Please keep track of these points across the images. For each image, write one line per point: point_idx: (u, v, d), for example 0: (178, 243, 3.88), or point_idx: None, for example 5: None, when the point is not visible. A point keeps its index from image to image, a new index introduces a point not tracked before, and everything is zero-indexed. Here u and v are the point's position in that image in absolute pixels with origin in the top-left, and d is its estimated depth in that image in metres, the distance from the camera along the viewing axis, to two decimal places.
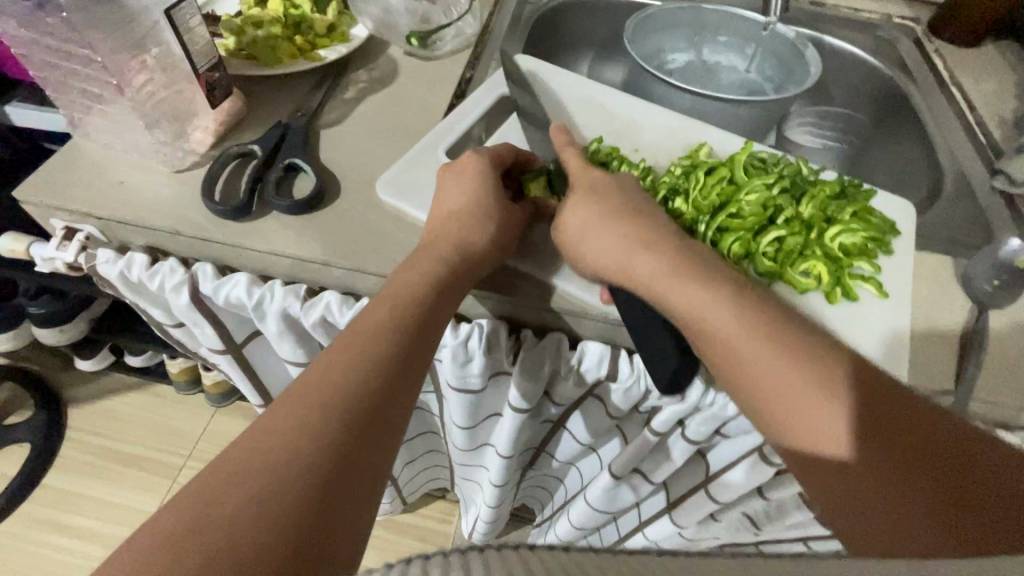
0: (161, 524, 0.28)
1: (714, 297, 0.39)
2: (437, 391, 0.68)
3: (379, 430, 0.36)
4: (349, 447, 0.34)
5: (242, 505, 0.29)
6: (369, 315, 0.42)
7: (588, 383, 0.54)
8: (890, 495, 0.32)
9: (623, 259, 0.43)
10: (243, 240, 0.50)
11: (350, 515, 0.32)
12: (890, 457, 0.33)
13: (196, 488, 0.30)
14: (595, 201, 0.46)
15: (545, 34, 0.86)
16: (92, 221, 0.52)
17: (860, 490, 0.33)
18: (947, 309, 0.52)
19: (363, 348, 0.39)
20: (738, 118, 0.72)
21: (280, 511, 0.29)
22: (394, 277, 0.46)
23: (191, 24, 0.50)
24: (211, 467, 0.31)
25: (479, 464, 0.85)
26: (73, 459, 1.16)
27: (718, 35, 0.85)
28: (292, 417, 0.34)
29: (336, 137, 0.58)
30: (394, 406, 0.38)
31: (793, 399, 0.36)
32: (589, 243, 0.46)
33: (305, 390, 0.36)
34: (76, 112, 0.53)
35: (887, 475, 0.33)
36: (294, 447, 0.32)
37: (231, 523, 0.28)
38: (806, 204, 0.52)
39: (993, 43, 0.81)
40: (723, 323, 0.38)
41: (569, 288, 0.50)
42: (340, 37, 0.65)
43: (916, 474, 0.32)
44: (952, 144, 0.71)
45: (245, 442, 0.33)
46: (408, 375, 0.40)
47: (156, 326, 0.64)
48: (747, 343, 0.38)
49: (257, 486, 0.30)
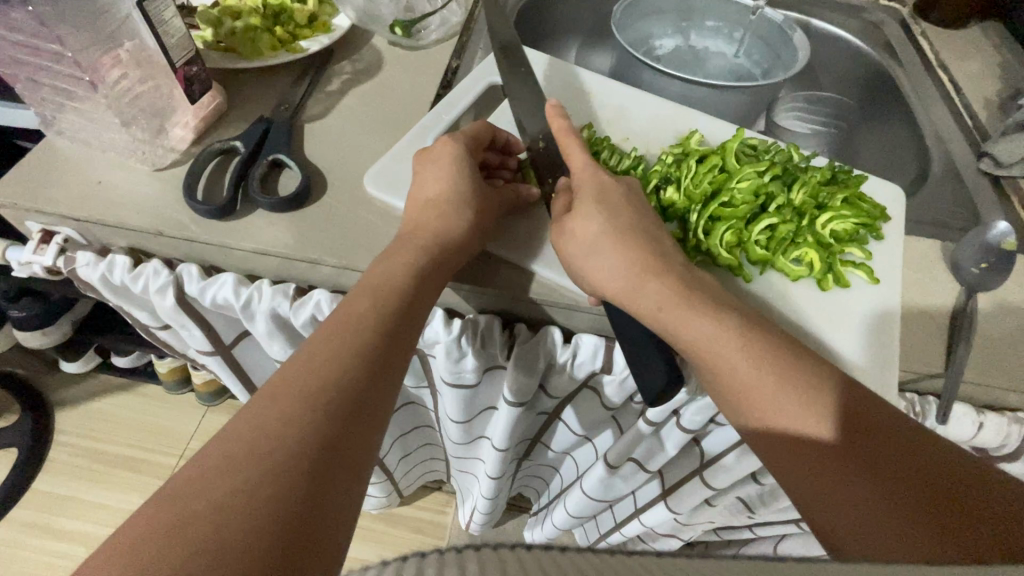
0: (143, 519, 0.27)
1: (704, 318, 0.40)
2: (431, 386, 0.68)
3: (365, 417, 0.36)
4: (333, 437, 0.33)
5: (225, 496, 0.28)
6: (350, 306, 0.41)
7: (583, 375, 0.53)
8: (852, 490, 0.34)
9: (613, 259, 0.43)
10: (227, 240, 0.49)
11: (338, 503, 0.31)
12: (850, 455, 0.35)
13: (179, 482, 0.29)
14: (581, 196, 0.46)
15: (531, 22, 0.85)
16: (70, 223, 0.50)
17: (821, 481, 0.35)
18: (936, 290, 0.52)
19: (343, 338, 0.39)
20: (728, 104, 0.72)
21: (268, 500, 0.29)
22: (371, 269, 0.45)
23: (166, 16, 0.48)
24: (194, 461, 0.31)
25: (475, 456, 0.85)
26: (63, 463, 1.14)
27: (704, 20, 0.85)
28: (273, 408, 0.33)
29: (321, 132, 0.57)
30: (377, 395, 0.37)
31: (771, 399, 0.37)
32: (577, 246, 0.45)
33: (287, 382, 0.35)
34: (49, 110, 0.51)
35: (851, 474, 0.35)
36: (278, 437, 0.32)
37: (212, 515, 0.27)
38: (798, 190, 0.51)
39: (978, 23, 0.81)
40: (710, 337, 0.40)
41: (549, 273, 0.50)
42: (322, 27, 0.64)
43: (880, 471, 0.34)
44: (940, 128, 0.71)
45: (228, 436, 0.32)
46: (391, 365, 0.39)
47: (142, 329, 0.62)
48: (720, 347, 0.39)
49: (240, 478, 0.29)
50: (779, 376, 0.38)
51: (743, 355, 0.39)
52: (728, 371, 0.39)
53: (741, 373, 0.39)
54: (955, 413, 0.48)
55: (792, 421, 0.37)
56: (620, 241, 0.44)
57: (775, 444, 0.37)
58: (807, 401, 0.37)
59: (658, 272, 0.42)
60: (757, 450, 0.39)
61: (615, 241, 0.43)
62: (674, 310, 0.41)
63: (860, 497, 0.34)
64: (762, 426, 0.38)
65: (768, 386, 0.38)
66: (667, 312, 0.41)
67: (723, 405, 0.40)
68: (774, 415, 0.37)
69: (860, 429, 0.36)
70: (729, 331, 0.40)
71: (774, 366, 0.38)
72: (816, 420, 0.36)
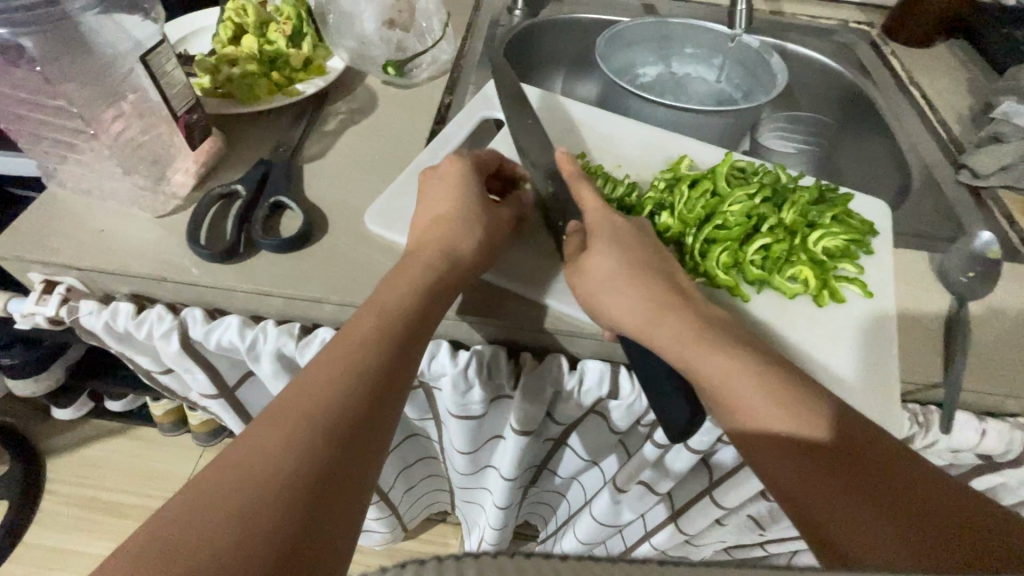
0: (148, 536, 0.27)
1: (704, 347, 0.42)
2: (436, 417, 0.68)
3: (365, 438, 0.36)
4: (335, 457, 0.33)
5: (227, 515, 0.28)
6: (356, 326, 0.41)
7: (590, 402, 0.54)
8: (842, 494, 0.35)
9: (624, 301, 0.45)
10: (231, 282, 0.49)
11: (339, 524, 0.31)
12: (838, 467, 0.36)
13: (179, 503, 0.29)
14: (592, 241, 0.48)
15: (519, 57, 0.88)
16: (72, 273, 0.50)
17: (815, 490, 0.36)
18: (929, 299, 0.53)
19: (348, 357, 0.39)
20: (711, 128, 0.75)
21: (265, 520, 0.28)
22: (378, 288, 0.45)
23: (168, 68, 0.49)
24: (193, 481, 0.30)
25: (481, 486, 0.84)
26: (55, 514, 1.11)
27: (685, 47, 0.88)
28: (278, 427, 0.33)
29: (320, 172, 0.58)
30: (380, 416, 0.37)
31: (762, 408, 0.39)
32: (590, 290, 0.47)
33: (292, 401, 0.35)
34: (50, 162, 0.52)
35: (847, 489, 0.35)
36: (281, 456, 0.32)
37: (215, 533, 0.27)
38: (788, 210, 0.53)
39: (943, 42, 0.86)
40: (710, 364, 0.41)
41: (561, 307, 0.51)
42: (317, 70, 0.66)
43: (869, 481, 0.35)
44: (917, 142, 0.74)
45: (234, 454, 0.32)
46: (395, 384, 0.39)
47: (144, 374, 0.62)
48: (711, 366, 0.41)
49: (242, 496, 0.29)
50: (770, 391, 0.39)
51: (740, 377, 0.40)
52: (722, 383, 0.40)
53: (735, 385, 0.40)
54: (958, 421, 0.48)
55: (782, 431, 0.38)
56: (635, 277, 0.45)
57: (765, 452, 0.38)
58: (797, 415, 0.38)
59: (672, 312, 0.44)
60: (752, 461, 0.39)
61: (630, 282, 0.45)
62: (671, 344, 0.43)
63: (856, 510, 0.34)
64: (757, 436, 0.39)
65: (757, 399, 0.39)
66: (679, 346, 0.42)
67: (727, 422, 0.40)
68: (765, 423, 0.38)
69: (864, 454, 0.36)
70: (736, 359, 0.41)
71: (767, 384, 0.39)
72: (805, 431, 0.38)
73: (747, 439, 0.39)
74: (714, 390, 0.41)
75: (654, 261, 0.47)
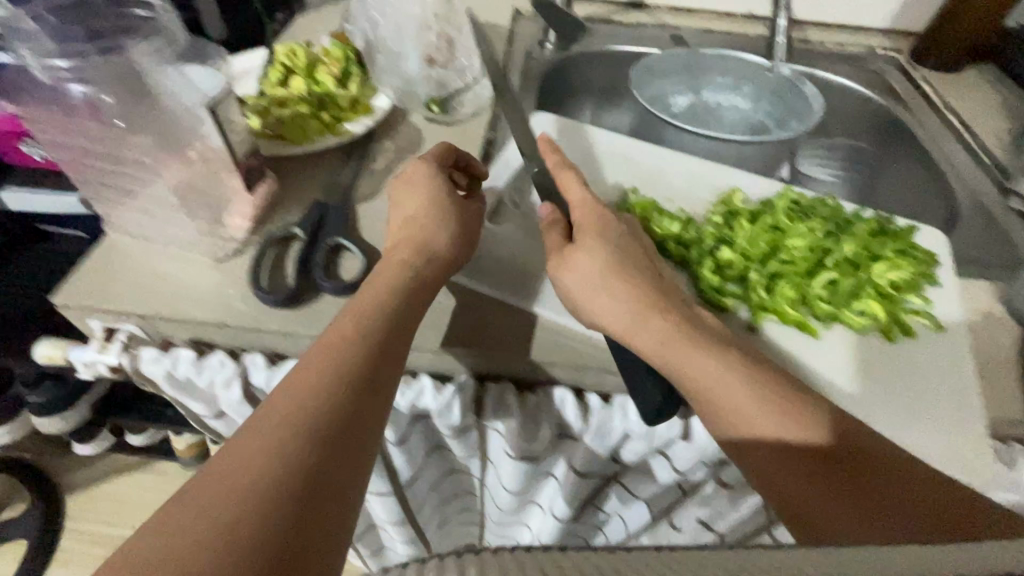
0: (135, 551, 0.26)
1: (689, 340, 0.42)
2: (484, 456, 0.65)
3: (353, 436, 0.34)
4: (324, 454, 0.31)
5: (216, 522, 0.27)
6: (340, 321, 0.40)
7: (661, 445, 0.51)
8: (819, 481, 0.37)
9: (612, 300, 0.44)
10: (294, 327, 0.49)
11: (331, 522, 0.29)
12: (815, 455, 0.38)
13: (160, 515, 0.27)
14: (582, 236, 0.47)
15: (550, 88, 0.89)
16: (133, 320, 0.50)
17: (796, 479, 0.38)
18: (998, 332, 0.53)
19: (334, 352, 0.37)
20: (751, 157, 0.75)
21: (256, 522, 0.27)
22: (361, 285, 0.44)
23: (232, 117, 0.50)
24: (179, 490, 0.29)
25: (521, 523, 0.82)
26: (78, 554, 1.09)
27: (716, 77, 0.89)
28: (264, 427, 0.32)
29: (373, 211, 0.58)
30: (371, 409, 0.36)
31: (746, 405, 0.39)
32: (582, 285, 0.45)
33: (277, 400, 0.34)
34: (111, 209, 0.52)
35: (823, 476, 0.37)
36: (268, 456, 0.30)
37: (204, 541, 0.26)
38: (851, 243, 0.52)
39: (973, 66, 0.86)
40: (700, 360, 0.41)
41: (547, 312, 0.52)
42: (364, 109, 0.66)
43: (842, 467, 0.37)
44: (960, 168, 0.74)
45: (220, 461, 0.30)
46: (383, 376, 0.38)
47: (193, 418, 0.61)
48: (698, 365, 0.41)
49: (230, 500, 0.28)
50: (749, 386, 0.40)
51: (724, 375, 0.40)
52: (706, 379, 0.40)
53: (716, 383, 0.40)
54: None
55: (765, 427, 0.39)
56: (626, 275, 0.45)
57: (748, 447, 0.39)
58: (778, 409, 0.39)
59: (663, 311, 0.43)
60: (735, 456, 0.40)
61: (619, 277, 0.44)
62: (659, 343, 0.42)
63: (830, 493, 0.37)
64: (739, 432, 0.39)
65: (740, 396, 0.40)
66: (668, 347, 0.42)
67: (711, 423, 0.41)
68: (750, 420, 0.39)
69: (844, 443, 0.38)
70: (724, 357, 0.41)
71: (751, 380, 0.40)
72: (787, 424, 0.39)
73: (733, 438, 0.40)
74: (698, 388, 0.41)
75: (645, 262, 0.46)
